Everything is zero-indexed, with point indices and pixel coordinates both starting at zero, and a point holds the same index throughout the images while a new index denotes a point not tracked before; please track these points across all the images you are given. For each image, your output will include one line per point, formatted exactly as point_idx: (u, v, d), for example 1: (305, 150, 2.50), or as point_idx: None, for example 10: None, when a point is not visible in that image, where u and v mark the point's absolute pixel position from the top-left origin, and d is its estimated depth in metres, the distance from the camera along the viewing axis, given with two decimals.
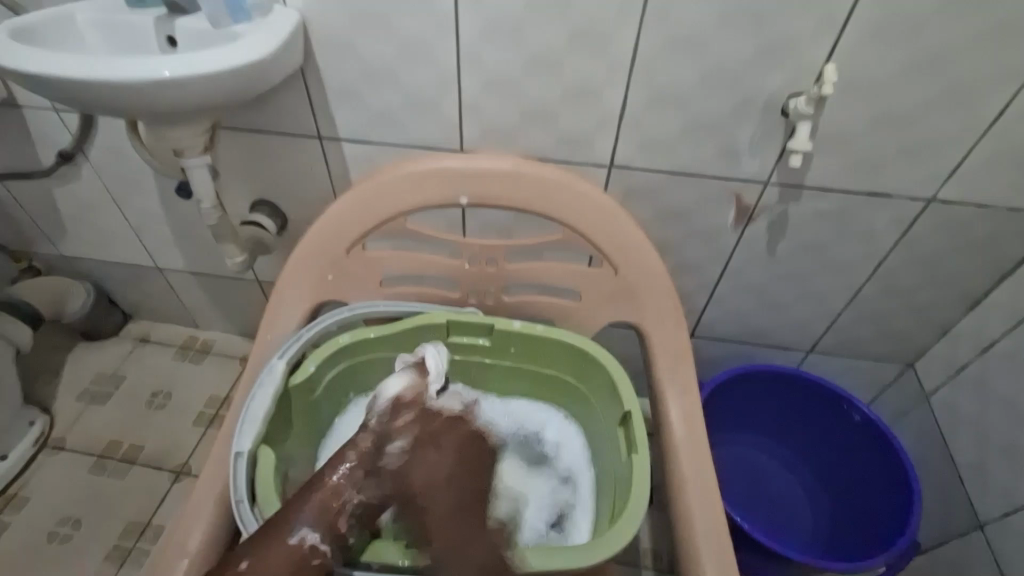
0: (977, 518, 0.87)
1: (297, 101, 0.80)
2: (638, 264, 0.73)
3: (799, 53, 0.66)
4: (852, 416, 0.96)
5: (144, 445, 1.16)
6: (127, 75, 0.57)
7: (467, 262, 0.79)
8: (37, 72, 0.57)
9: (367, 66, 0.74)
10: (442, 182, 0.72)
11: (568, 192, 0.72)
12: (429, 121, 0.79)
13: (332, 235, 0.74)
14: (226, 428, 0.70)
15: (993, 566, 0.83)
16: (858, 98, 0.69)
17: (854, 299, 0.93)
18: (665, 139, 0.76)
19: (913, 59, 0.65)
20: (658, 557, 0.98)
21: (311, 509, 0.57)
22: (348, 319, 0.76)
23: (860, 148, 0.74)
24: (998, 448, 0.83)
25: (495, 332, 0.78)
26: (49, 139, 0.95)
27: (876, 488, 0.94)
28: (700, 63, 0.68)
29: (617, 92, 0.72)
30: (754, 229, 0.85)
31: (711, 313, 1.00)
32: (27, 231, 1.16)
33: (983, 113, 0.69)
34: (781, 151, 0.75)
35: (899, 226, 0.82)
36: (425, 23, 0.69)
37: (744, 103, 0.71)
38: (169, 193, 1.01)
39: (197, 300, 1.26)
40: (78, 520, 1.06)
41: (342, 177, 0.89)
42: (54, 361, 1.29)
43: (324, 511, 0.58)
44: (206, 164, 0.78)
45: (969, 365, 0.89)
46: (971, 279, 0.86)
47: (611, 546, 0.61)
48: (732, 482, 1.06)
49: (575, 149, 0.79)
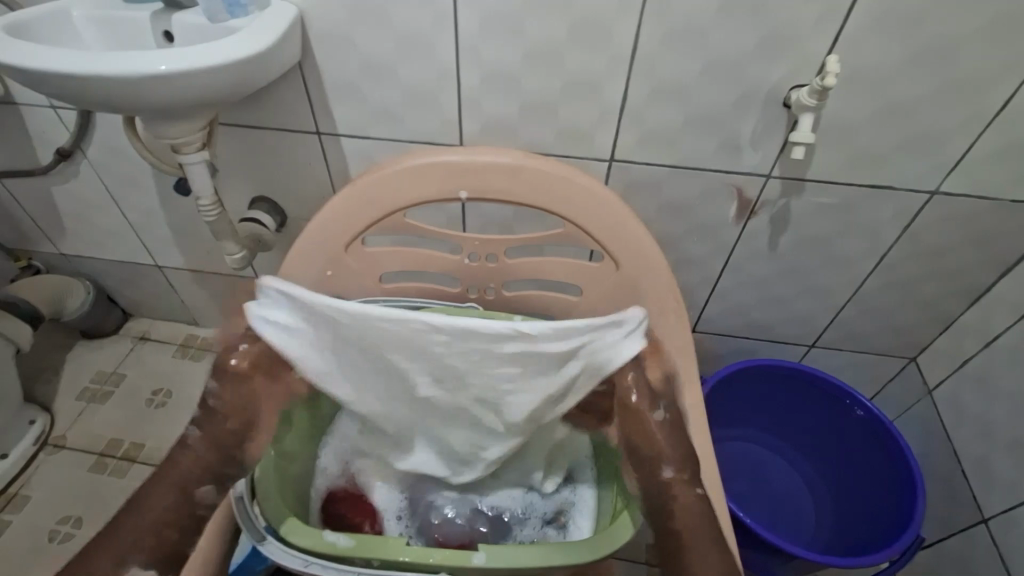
0: (981, 513, 0.86)
1: (295, 97, 0.79)
2: (639, 257, 0.72)
3: (801, 43, 0.65)
4: (855, 411, 0.95)
5: (144, 443, 1.16)
6: (122, 71, 0.56)
7: (468, 258, 0.78)
8: (32, 67, 0.57)
9: (366, 61, 0.73)
10: (441, 177, 0.71)
11: (568, 186, 0.71)
12: (429, 116, 0.78)
13: (330, 230, 0.73)
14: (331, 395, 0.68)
15: (998, 560, 0.83)
16: (861, 90, 0.69)
17: (857, 293, 0.92)
18: (666, 132, 0.76)
19: (916, 51, 0.64)
20: None
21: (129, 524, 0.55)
22: None
23: (863, 142, 0.73)
24: (1003, 443, 0.82)
25: (495, 327, 0.76)
26: (47, 137, 0.94)
27: (878, 484, 0.93)
28: (701, 55, 0.68)
29: (618, 84, 0.72)
30: (756, 223, 0.85)
31: (713, 307, 1.00)
32: (27, 230, 1.15)
33: (986, 105, 0.68)
34: (784, 144, 0.75)
35: (901, 219, 0.81)
36: (424, 18, 0.68)
37: (746, 95, 0.71)
38: (168, 191, 1.01)
39: (196, 298, 1.26)
40: (79, 518, 1.06)
41: (341, 173, 0.88)
42: (54, 359, 1.29)
43: (145, 526, 0.55)
44: (205, 160, 0.77)
45: (971, 359, 0.89)
46: (974, 273, 0.85)
47: (615, 541, 0.62)
48: (736, 478, 1.06)
49: (576, 142, 0.79)
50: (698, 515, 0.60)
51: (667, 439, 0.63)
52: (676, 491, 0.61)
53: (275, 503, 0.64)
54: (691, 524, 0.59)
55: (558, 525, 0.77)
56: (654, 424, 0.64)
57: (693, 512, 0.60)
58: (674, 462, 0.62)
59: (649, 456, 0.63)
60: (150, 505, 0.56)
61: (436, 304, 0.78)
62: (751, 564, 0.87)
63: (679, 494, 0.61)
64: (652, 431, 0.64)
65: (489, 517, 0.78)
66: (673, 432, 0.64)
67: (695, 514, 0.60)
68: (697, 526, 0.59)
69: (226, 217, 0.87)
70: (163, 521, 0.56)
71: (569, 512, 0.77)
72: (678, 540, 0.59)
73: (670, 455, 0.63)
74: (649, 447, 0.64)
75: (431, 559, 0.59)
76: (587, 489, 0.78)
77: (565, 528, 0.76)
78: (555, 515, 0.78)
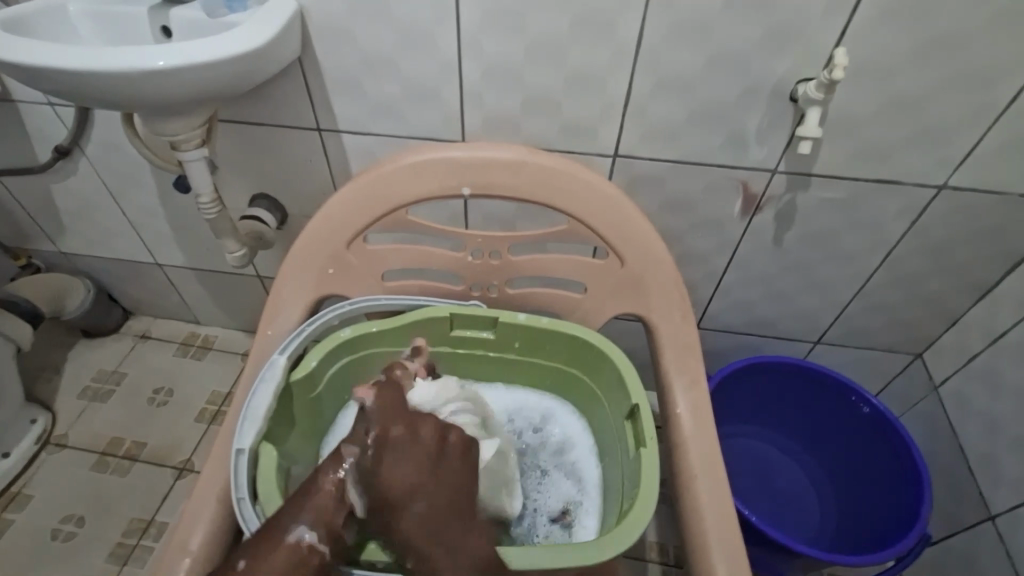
0: (988, 510, 0.86)
1: (295, 92, 0.78)
2: (644, 254, 0.72)
3: (808, 36, 0.64)
4: (861, 407, 0.94)
5: (146, 442, 1.15)
6: (117, 64, 0.55)
7: (471, 255, 0.77)
8: (28, 63, 0.56)
9: (366, 56, 0.72)
10: (445, 173, 0.71)
11: (573, 181, 0.70)
12: (430, 110, 0.77)
13: (333, 228, 0.73)
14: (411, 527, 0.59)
15: (1005, 559, 0.82)
16: (869, 84, 0.68)
17: (863, 290, 0.92)
18: (670, 127, 0.75)
19: (925, 45, 0.64)
20: (664, 550, 1.01)
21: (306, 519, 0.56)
22: (349, 313, 0.73)
23: (869, 136, 0.72)
24: (1010, 440, 0.82)
25: (498, 324, 0.75)
26: (45, 134, 0.93)
27: (887, 480, 0.92)
28: (705, 49, 0.67)
29: (622, 79, 0.71)
30: (761, 218, 0.84)
31: (718, 304, 0.99)
32: (26, 227, 1.15)
33: (995, 99, 0.67)
34: (790, 138, 0.74)
35: (909, 213, 0.80)
36: (424, 11, 0.67)
37: (753, 88, 0.70)
38: (167, 187, 1.00)
39: (196, 295, 1.25)
40: (82, 517, 1.06)
41: (341, 168, 0.87)
42: (55, 358, 1.28)
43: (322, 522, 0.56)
44: (204, 156, 0.76)
45: (978, 356, 0.88)
46: (982, 269, 0.85)
47: (614, 544, 0.60)
48: (740, 473, 1.05)
49: (579, 138, 0.78)
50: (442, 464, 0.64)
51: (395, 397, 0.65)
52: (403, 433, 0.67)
53: (278, 504, 0.61)
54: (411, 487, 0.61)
55: (562, 524, 0.74)
56: (394, 408, 0.64)
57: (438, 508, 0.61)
58: (421, 488, 0.61)
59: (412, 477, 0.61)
60: (323, 506, 0.57)
61: (439, 301, 0.77)
62: (756, 562, 0.87)
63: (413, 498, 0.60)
64: (388, 456, 0.61)
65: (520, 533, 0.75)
66: (409, 426, 0.64)
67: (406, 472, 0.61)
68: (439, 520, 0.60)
69: (226, 216, 0.86)
70: (335, 518, 0.57)
71: (575, 511, 0.75)
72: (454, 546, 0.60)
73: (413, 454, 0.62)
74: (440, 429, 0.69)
75: (435, 559, 0.58)
76: (594, 490, 0.76)
77: (570, 527, 0.74)
78: (560, 513, 0.75)
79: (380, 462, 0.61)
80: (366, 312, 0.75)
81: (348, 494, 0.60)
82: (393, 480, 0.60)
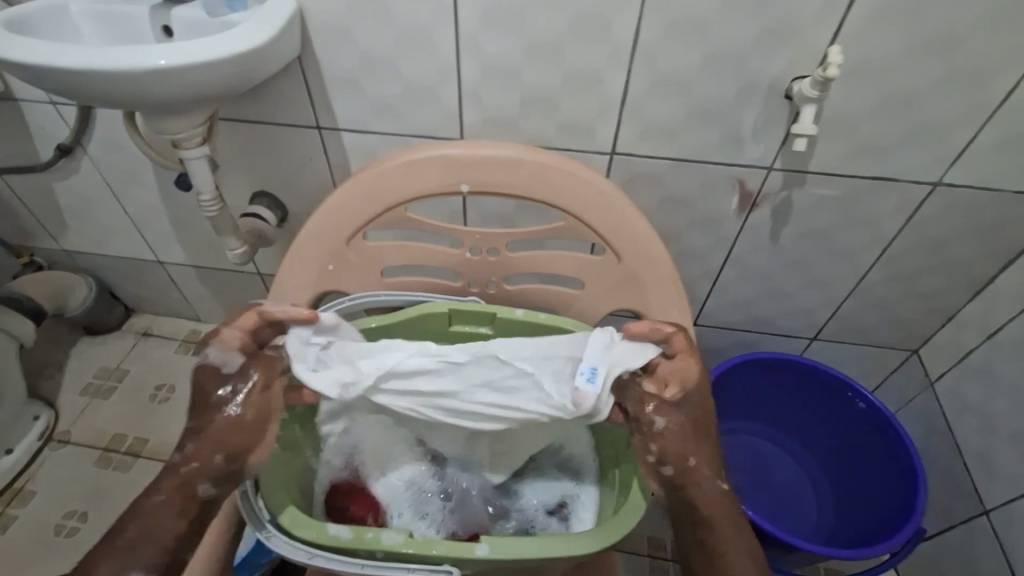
0: (983, 505, 0.87)
1: (295, 90, 0.79)
2: (640, 251, 0.72)
3: (802, 35, 0.65)
4: (856, 402, 0.95)
5: (149, 438, 1.16)
6: (120, 63, 0.56)
7: (469, 252, 0.78)
8: (30, 62, 0.57)
9: (366, 56, 0.73)
10: (444, 170, 0.71)
11: (570, 178, 0.70)
12: (429, 109, 0.78)
13: (332, 227, 0.73)
14: (710, 515, 0.60)
15: (1000, 553, 0.83)
16: (864, 82, 0.68)
17: (859, 286, 0.92)
18: (667, 125, 0.75)
19: (919, 43, 0.64)
20: (660, 546, 1.03)
21: (139, 540, 0.55)
22: (349, 310, 0.75)
23: (865, 134, 0.73)
24: (1005, 435, 0.83)
25: (497, 321, 0.76)
26: (47, 132, 0.94)
27: (882, 474, 0.93)
28: (702, 47, 0.67)
29: (620, 77, 0.71)
30: (757, 215, 0.85)
31: (714, 301, 1.00)
32: (28, 225, 1.15)
33: (989, 97, 0.68)
34: (786, 136, 0.74)
35: (905, 210, 0.81)
36: (424, 12, 0.68)
37: (748, 87, 0.70)
38: (169, 185, 1.00)
39: (198, 293, 1.26)
40: (85, 513, 1.07)
41: (341, 167, 0.88)
42: (58, 355, 1.29)
43: (153, 546, 0.55)
44: (206, 155, 0.77)
45: (974, 351, 0.88)
46: (977, 265, 0.85)
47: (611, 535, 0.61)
48: (737, 469, 1.06)
49: (576, 136, 0.78)
50: (678, 438, 0.62)
51: (679, 403, 0.63)
52: (237, 440, 0.60)
53: (279, 497, 0.62)
54: (677, 455, 0.62)
55: (560, 517, 0.78)
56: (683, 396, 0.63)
57: (705, 482, 0.61)
58: (686, 433, 0.62)
59: (679, 431, 0.62)
60: (164, 523, 0.56)
61: (437, 298, 0.77)
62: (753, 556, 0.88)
63: (676, 467, 0.62)
64: (660, 417, 0.63)
65: (518, 524, 0.78)
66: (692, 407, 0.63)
67: (677, 445, 0.62)
68: (714, 509, 0.60)
69: (227, 214, 0.87)
70: (170, 543, 0.56)
71: (572, 504, 0.78)
72: (710, 530, 0.60)
73: (702, 402, 0.64)
74: (662, 433, 0.62)
75: (436, 550, 0.59)
76: (590, 482, 0.79)
77: (567, 519, 0.77)
78: (556, 506, 0.78)
79: (652, 427, 0.62)
80: (365, 308, 0.77)
81: (178, 515, 0.57)
82: (670, 445, 0.62)
